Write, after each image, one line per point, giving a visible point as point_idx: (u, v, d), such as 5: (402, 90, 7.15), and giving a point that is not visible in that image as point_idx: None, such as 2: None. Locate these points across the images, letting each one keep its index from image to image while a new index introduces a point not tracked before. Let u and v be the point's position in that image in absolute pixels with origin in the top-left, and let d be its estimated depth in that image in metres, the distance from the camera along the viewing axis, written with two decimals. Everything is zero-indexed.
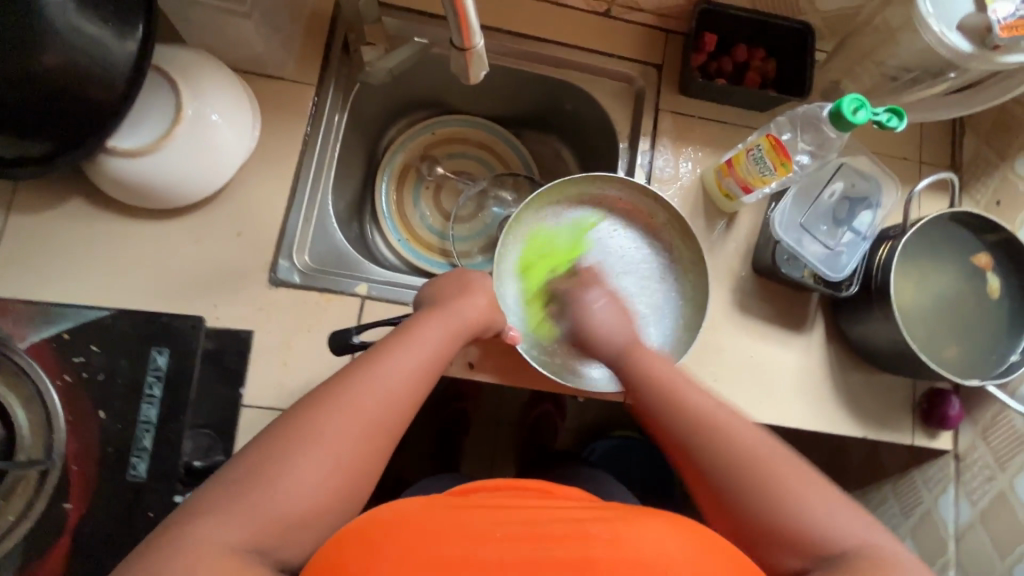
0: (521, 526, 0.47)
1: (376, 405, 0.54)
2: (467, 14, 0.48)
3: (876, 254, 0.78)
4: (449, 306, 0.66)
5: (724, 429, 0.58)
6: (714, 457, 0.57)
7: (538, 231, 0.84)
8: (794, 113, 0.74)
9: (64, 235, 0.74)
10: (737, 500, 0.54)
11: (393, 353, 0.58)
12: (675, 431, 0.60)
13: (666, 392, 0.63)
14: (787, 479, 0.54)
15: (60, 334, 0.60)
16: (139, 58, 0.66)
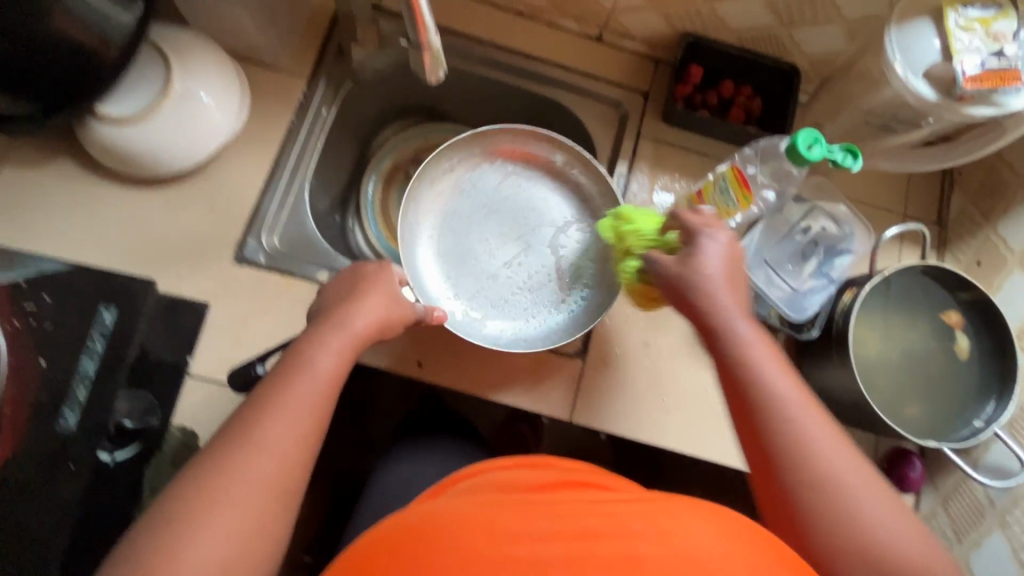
0: (554, 518, 0.45)
1: (277, 449, 0.54)
2: (422, 12, 0.51)
3: (840, 299, 0.75)
4: (342, 321, 0.64)
5: (810, 433, 0.53)
6: (796, 459, 0.52)
7: (439, 196, 0.90)
8: (756, 145, 0.74)
9: (48, 191, 0.77)
10: (802, 505, 0.51)
11: (289, 386, 0.57)
12: (758, 417, 0.55)
13: (764, 380, 0.56)
14: (862, 493, 0.51)
15: (17, 281, 0.62)
16: (136, 31, 0.70)
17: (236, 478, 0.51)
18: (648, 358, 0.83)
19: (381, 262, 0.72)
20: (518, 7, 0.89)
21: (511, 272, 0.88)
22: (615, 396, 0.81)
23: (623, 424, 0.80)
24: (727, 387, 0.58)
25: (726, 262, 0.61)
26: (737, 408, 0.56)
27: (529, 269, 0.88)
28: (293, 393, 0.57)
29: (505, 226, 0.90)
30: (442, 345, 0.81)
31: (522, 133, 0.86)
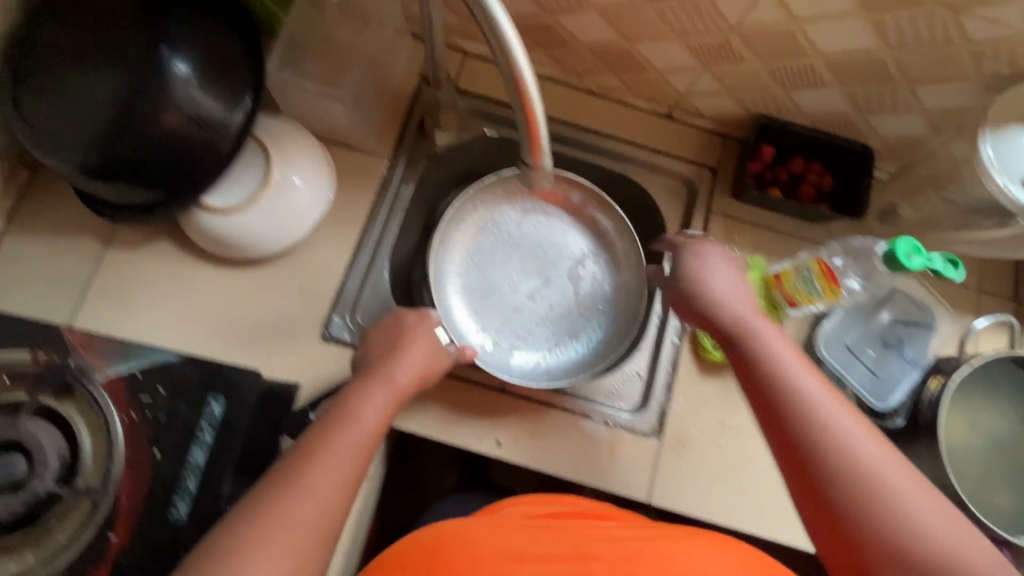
0: (557, 546, 0.58)
1: (320, 494, 0.55)
2: (540, 136, 0.53)
3: (926, 388, 0.76)
4: (384, 376, 0.69)
5: (840, 426, 0.54)
6: (833, 451, 0.53)
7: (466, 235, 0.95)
8: (850, 242, 0.76)
9: (149, 272, 0.81)
10: (835, 497, 0.52)
11: (335, 436, 0.60)
12: (784, 413, 0.56)
13: (780, 372, 0.58)
14: (906, 490, 0.51)
15: (134, 372, 0.67)
16: (244, 126, 0.74)
17: (281, 514, 0.53)
18: (723, 437, 0.83)
19: (421, 313, 0.78)
20: (590, 86, 0.91)
21: (535, 304, 0.93)
22: (692, 478, 0.82)
23: (700, 507, 0.80)
24: (749, 384, 0.60)
25: (720, 271, 0.67)
26: (761, 405, 0.58)
27: (552, 303, 0.94)
28: (337, 442, 0.60)
29: (526, 263, 0.94)
30: (521, 423, 0.83)
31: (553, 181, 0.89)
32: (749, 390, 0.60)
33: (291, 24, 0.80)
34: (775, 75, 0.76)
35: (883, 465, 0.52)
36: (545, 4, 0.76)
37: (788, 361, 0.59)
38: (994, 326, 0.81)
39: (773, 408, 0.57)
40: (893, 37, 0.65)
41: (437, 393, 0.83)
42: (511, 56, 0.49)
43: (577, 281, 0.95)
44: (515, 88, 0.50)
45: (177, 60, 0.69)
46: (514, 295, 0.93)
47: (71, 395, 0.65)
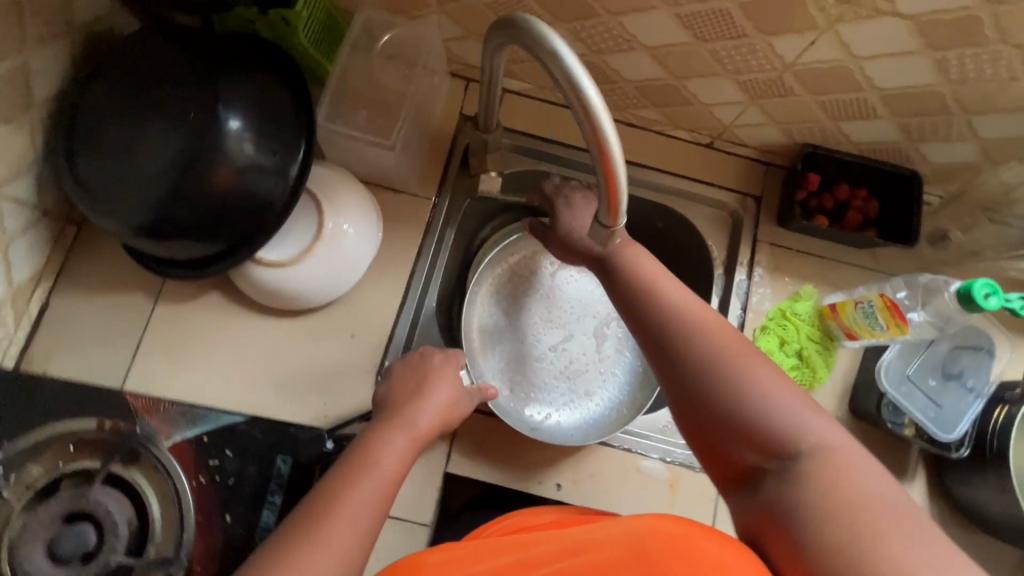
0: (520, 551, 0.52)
1: (340, 545, 0.51)
2: (619, 197, 0.51)
3: (990, 418, 0.75)
4: (403, 421, 0.65)
5: (689, 321, 0.55)
6: (674, 343, 0.55)
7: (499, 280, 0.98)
8: (914, 279, 0.76)
9: (199, 325, 0.79)
10: (684, 386, 0.54)
11: (353, 484, 0.55)
12: (639, 313, 0.58)
13: (636, 277, 0.59)
14: (739, 362, 0.52)
15: (201, 436, 0.67)
16: (298, 177, 0.74)
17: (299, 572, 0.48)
18: None
19: (446, 351, 0.76)
20: (631, 118, 0.90)
21: (555, 363, 0.94)
22: None
23: None
24: (615, 292, 0.61)
25: (588, 208, 0.69)
26: (626, 311, 0.60)
27: (571, 363, 0.94)
28: (355, 489, 0.55)
29: (552, 314, 0.97)
30: (579, 463, 0.82)
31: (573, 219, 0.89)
32: (614, 296, 0.62)
33: (336, 71, 0.80)
34: (827, 108, 0.76)
35: (715, 351, 0.53)
36: (594, 45, 0.76)
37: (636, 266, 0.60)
38: None
39: (636, 315, 0.59)
40: (954, 72, 0.65)
41: (494, 437, 0.82)
42: (597, 123, 0.46)
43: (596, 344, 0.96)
44: (599, 153, 0.48)
45: (232, 118, 0.68)
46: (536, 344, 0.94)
47: (136, 460, 0.66)
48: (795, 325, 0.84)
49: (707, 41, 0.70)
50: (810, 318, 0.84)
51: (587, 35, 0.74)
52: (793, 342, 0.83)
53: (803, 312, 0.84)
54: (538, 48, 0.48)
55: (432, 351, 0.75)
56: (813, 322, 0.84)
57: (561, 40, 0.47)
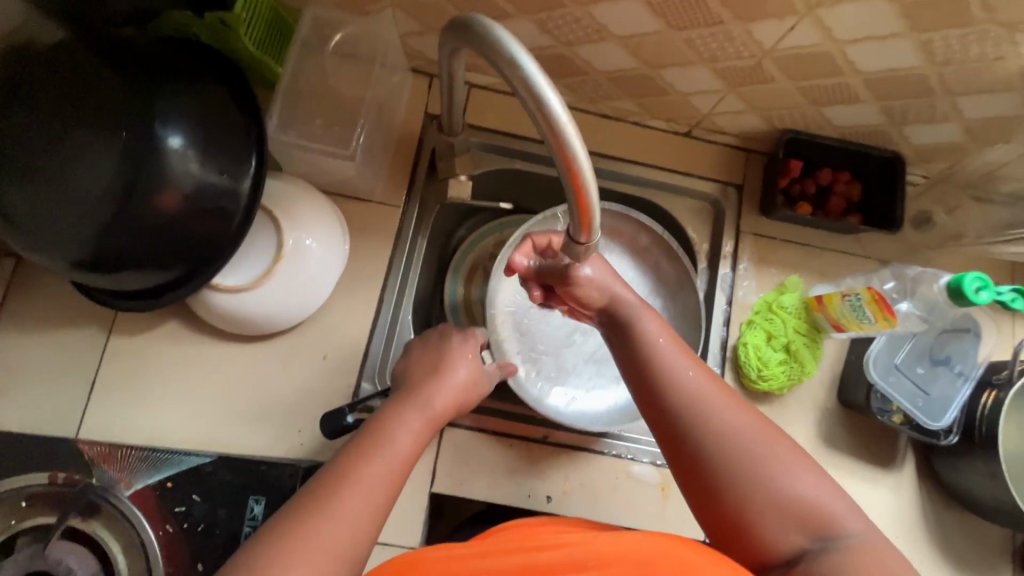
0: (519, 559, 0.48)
1: (347, 520, 0.47)
2: (591, 212, 0.47)
3: (977, 404, 0.74)
4: (418, 398, 0.60)
5: (714, 404, 0.52)
6: (703, 431, 0.51)
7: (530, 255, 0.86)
8: (904, 270, 0.75)
9: (157, 357, 0.74)
10: (717, 478, 0.50)
11: (362, 463, 0.51)
12: (661, 397, 0.54)
13: (654, 354, 0.55)
14: (761, 447, 0.50)
15: (164, 482, 0.67)
16: (252, 195, 0.69)
17: (299, 550, 0.44)
18: None
19: (465, 331, 0.69)
20: (606, 109, 0.86)
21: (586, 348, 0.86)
22: None
23: None
24: (633, 375, 0.57)
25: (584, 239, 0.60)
26: (646, 399, 0.55)
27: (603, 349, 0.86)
28: (364, 471, 0.50)
29: None
30: (569, 473, 0.79)
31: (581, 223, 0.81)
32: (630, 376, 0.57)
33: (287, 74, 0.74)
34: (807, 93, 0.72)
35: (747, 435, 0.50)
36: (563, 36, 0.71)
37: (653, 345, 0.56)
38: None
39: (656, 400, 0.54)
40: (939, 54, 0.62)
41: (479, 452, 0.78)
42: (564, 137, 0.42)
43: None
44: (566, 169, 0.44)
45: (170, 135, 0.62)
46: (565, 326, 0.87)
47: (98, 512, 0.66)
48: (782, 320, 0.81)
49: (682, 29, 0.66)
50: (796, 310, 0.81)
51: (554, 26, 0.69)
52: (780, 336, 0.80)
53: (787, 304, 0.82)
54: (494, 54, 0.43)
55: (451, 328, 0.69)
56: (799, 315, 0.81)
57: (520, 48, 0.42)
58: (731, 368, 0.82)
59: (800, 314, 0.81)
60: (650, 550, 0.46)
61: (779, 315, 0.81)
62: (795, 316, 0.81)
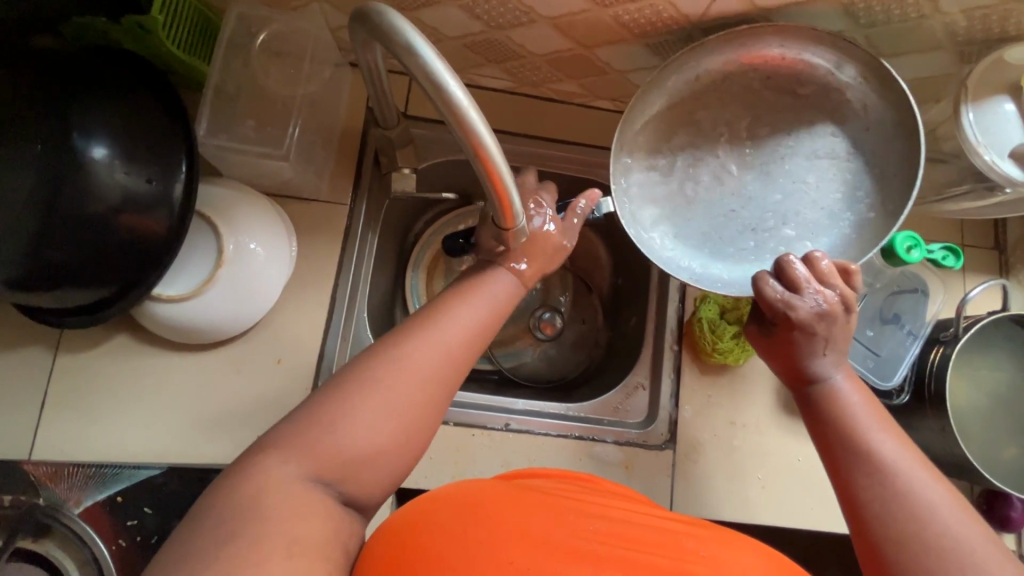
0: (602, 521, 0.49)
1: (443, 350, 0.51)
2: (511, 198, 0.47)
3: (927, 359, 0.75)
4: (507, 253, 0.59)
5: (922, 481, 0.51)
6: (900, 499, 0.50)
7: (686, 91, 0.68)
8: None
9: (106, 373, 0.73)
10: (902, 551, 0.48)
11: (456, 299, 0.55)
12: (854, 455, 0.54)
13: (850, 415, 0.56)
14: (954, 531, 0.48)
15: (114, 497, 0.67)
16: (185, 199, 0.68)
17: (395, 378, 0.48)
18: (736, 437, 0.82)
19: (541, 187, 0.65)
20: (549, 93, 0.85)
21: (740, 197, 0.69)
22: (712, 485, 0.80)
23: (725, 513, 0.79)
24: (823, 436, 0.57)
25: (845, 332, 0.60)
26: (834, 453, 0.56)
27: (769, 202, 0.68)
28: (457, 311, 0.53)
29: (742, 150, 0.69)
30: (531, 458, 0.79)
31: (760, 45, 0.64)
32: (821, 430, 0.58)
33: (215, 74, 0.73)
34: None
35: (954, 526, 0.48)
36: (493, 20, 0.70)
37: (856, 407, 0.57)
38: (983, 296, 0.83)
39: (847, 452, 0.55)
40: (862, 17, 0.63)
41: (440, 445, 0.78)
42: (467, 123, 0.42)
43: (808, 178, 0.68)
44: (477, 156, 0.44)
45: (92, 145, 0.61)
46: (722, 188, 0.69)
47: (49, 532, 0.66)
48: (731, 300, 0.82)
49: (608, 6, 0.65)
50: None
51: (483, 10, 0.68)
52: (732, 308, 0.81)
53: None
54: (392, 44, 0.42)
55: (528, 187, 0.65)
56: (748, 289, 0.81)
57: (416, 35, 0.41)
58: (688, 342, 0.85)
59: None
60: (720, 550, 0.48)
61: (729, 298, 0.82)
62: None
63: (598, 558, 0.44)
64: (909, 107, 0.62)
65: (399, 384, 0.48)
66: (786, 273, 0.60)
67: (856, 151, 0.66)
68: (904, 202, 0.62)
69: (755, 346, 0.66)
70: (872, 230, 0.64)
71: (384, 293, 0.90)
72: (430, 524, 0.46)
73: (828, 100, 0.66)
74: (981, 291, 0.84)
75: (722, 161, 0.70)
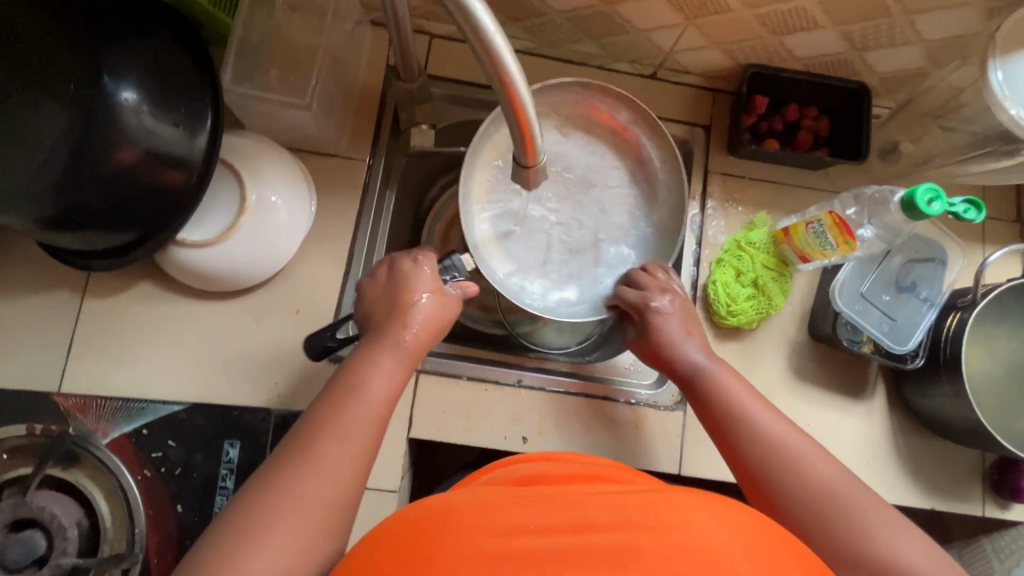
0: (549, 509, 0.44)
1: (333, 472, 0.50)
2: (534, 134, 0.48)
3: (943, 324, 0.75)
4: (389, 338, 0.61)
5: (788, 441, 0.58)
6: (778, 466, 0.56)
7: (509, 141, 0.79)
8: (862, 191, 0.73)
9: (130, 318, 0.75)
10: (790, 507, 0.54)
11: (339, 411, 0.54)
12: (730, 433, 0.61)
13: (728, 396, 0.63)
14: (823, 478, 0.54)
15: (140, 430, 0.69)
16: (209, 149, 0.70)
17: (286, 507, 0.47)
18: None
19: (415, 249, 0.69)
20: (569, 54, 0.86)
21: (557, 225, 0.82)
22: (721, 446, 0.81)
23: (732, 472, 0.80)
24: (711, 423, 0.63)
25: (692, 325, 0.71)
26: (719, 435, 0.62)
27: (581, 228, 0.82)
28: (345, 421, 0.53)
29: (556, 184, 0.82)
30: (543, 415, 0.80)
31: (560, 94, 0.77)
32: (707, 418, 0.64)
33: (239, 26, 0.74)
34: (765, 21, 0.72)
35: (822, 472, 0.55)
36: None
37: (729, 386, 0.64)
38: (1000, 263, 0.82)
39: (727, 439, 0.61)
40: None
41: (454, 398, 0.80)
42: (494, 50, 0.42)
43: (601, 203, 0.83)
44: (502, 85, 0.44)
45: (122, 88, 0.62)
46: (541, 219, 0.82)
47: (77, 461, 0.67)
48: (745, 258, 0.81)
49: None
50: (765, 246, 0.81)
51: None
52: (748, 271, 0.81)
53: (751, 238, 0.82)
54: None
55: (403, 254, 0.68)
56: (767, 249, 0.81)
57: None
58: (702, 305, 0.84)
59: (767, 250, 0.81)
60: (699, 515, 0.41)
61: (743, 258, 0.81)
62: (766, 252, 0.81)
63: (541, 554, 0.39)
64: (670, 141, 0.77)
65: (292, 517, 0.47)
66: (640, 281, 0.75)
67: (639, 178, 0.82)
68: (676, 215, 0.79)
69: (641, 353, 0.73)
70: (655, 240, 0.81)
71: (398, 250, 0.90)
72: (389, 541, 0.41)
73: (623, 140, 0.81)
74: (999, 259, 0.83)
75: (541, 195, 0.82)
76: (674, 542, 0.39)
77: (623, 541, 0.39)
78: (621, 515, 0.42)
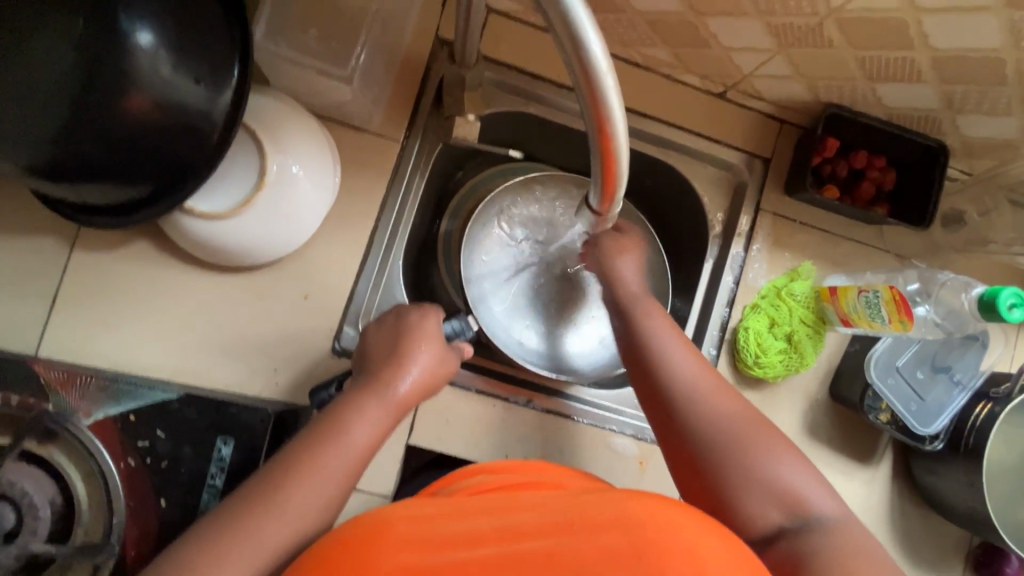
0: (490, 519, 0.45)
1: (297, 513, 0.47)
2: (617, 178, 0.45)
3: (971, 412, 0.73)
4: (382, 384, 0.55)
5: (697, 376, 0.57)
6: (684, 399, 0.55)
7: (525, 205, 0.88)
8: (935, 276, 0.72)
9: (122, 279, 0.69)
10: (701, 442, 0.54)
11: (312, 456, 0.49)
12: (649, 370, 0.58)
13: (647, 335, 0.60)
14: (733, 416, 0.54)
15: (127, 414, 0.60)
16: (233, 107, 0.62)
17: (236, 549, 0.45)
18: None
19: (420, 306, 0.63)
20: (637, 57, 0.78)
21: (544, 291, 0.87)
22: None
23: None
24: (632, 361, 0.60)
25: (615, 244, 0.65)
26: (636, 374, 0.59)
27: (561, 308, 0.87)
28: (317, 463, 0.49)
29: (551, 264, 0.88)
30: (547, 438, 0.78)
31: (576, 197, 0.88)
32: (626, 357, 0.61)
33: None
34: (864, 64, 0.65)
35: (729, 407, 0.55)
36: None
37: (650, 323, 0.61)
38: None
39: (646, 381, 0.58)
40: None
41: (458, 409, 0.76)
42: (599, 88, 0.39)
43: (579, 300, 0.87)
44: (597, 125, 0.41)
45: (140, 30, 0.52)
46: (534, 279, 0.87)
47: (54, 438, 0.58)
48: (782, 309, 0.78)
49: None
50: (806, 301, 0.78)
51: None
52: (782, 324, 0.78)
53: (791, 288, 0.79)
54: None
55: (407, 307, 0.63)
56: (808, 304, 0.78)
57: None
58: (728, 350, 0.80)
59: (808, 309, 0.78)
60: (635, 513, 0.42)
61: (778, 309, 0.78)
62: (807, 310, 0.78)
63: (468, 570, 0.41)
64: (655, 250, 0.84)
65: (242, 557, 0.45)
66: None
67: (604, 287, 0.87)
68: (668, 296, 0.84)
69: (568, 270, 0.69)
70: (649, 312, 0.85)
71: (415, 240, 0.84)
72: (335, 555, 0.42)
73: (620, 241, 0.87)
74: None
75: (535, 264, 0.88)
76: (596, 542, 0.41)
77: (545, 547, 0.41)
78: (551, 519, 0.43)
